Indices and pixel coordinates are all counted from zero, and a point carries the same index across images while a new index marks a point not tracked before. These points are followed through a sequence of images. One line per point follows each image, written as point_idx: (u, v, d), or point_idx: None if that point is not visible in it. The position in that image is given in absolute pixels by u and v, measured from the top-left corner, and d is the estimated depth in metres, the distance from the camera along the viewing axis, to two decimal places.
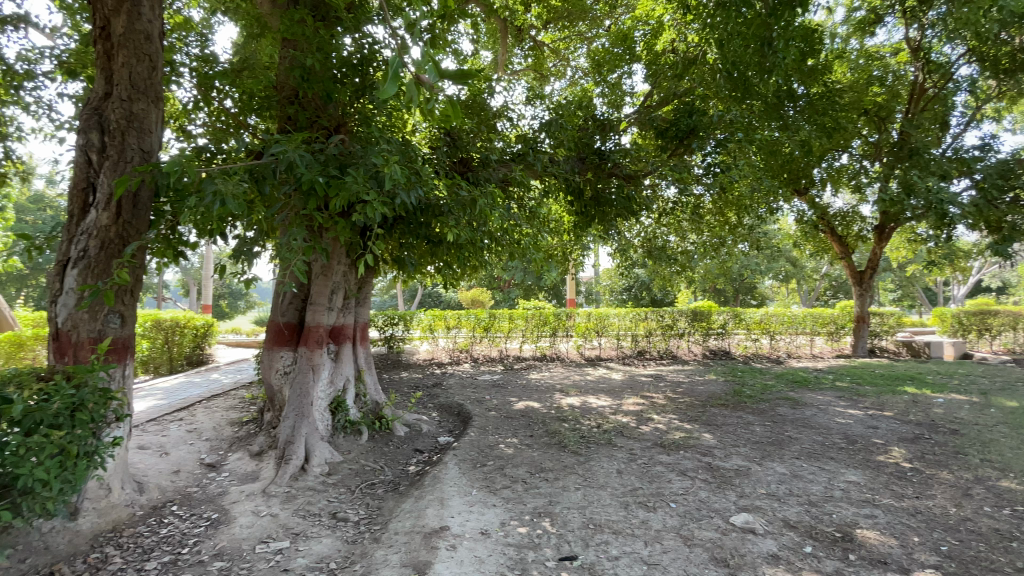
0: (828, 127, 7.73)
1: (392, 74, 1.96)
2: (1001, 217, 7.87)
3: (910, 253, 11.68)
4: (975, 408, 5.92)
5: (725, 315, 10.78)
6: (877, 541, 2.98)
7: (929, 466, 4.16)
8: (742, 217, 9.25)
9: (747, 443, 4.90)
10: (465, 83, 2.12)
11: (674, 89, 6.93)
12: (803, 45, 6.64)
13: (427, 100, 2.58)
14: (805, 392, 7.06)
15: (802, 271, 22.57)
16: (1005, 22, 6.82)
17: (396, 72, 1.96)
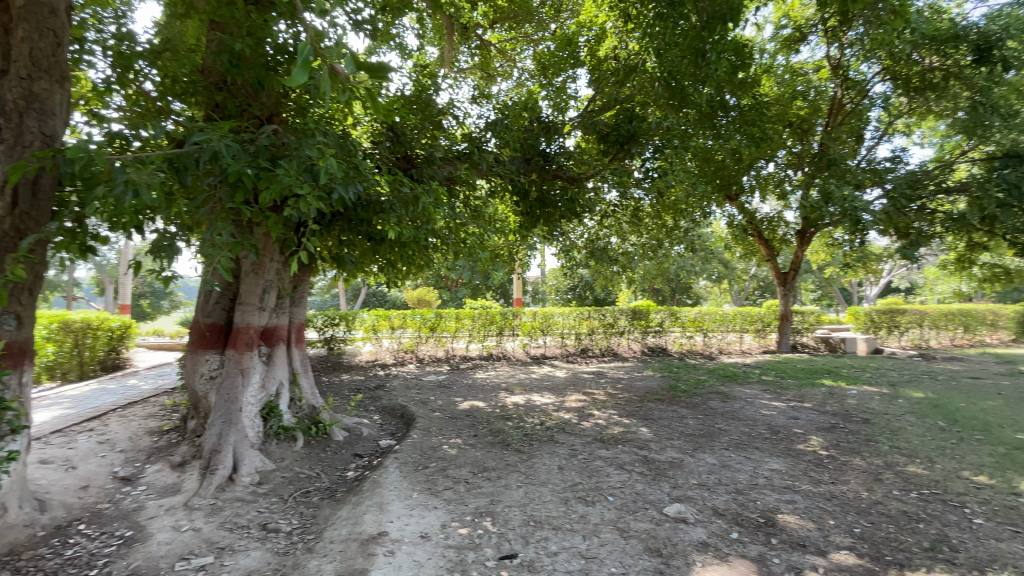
0: (756, 137, 8.23)
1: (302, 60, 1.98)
2: (907, 224, 8.66)
3: (828, 256, 12.69)
4: (885, 399, 6.49)
5: (663, 314, 11.23)
6: (797, 525, 3.19)
7: (843, 453, 4.51)
8: (679, 220, 9.65)
9: (681, 435, 5.12)
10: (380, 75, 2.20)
11: (616, 95, 7.26)
12: (736, 59, 7.09)
13: (347, 91, 2.59)
14: (734, 386, 7.49)
15: (734, 273, 23.97)
16: (916, 42, 7.67)
17: (308, 59, 1.97)
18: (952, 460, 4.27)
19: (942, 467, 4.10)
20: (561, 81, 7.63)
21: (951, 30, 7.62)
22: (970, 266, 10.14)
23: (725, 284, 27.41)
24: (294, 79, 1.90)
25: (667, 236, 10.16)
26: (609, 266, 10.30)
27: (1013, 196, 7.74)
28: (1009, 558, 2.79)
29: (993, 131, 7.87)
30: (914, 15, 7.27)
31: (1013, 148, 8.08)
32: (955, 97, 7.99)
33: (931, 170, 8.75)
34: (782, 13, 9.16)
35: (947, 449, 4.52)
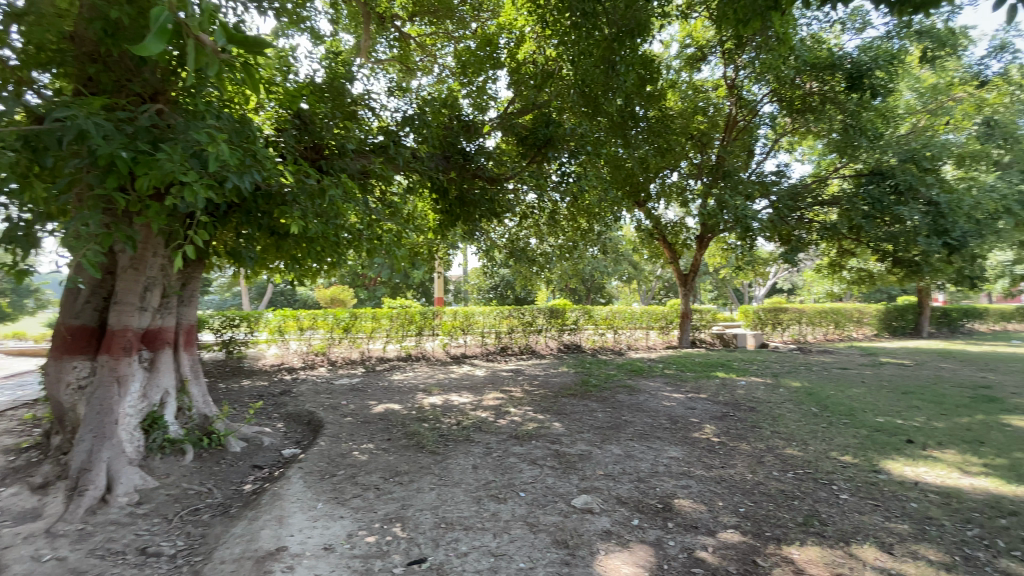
0: (662, 147, 8.84)
1: (157, 27, 1.75)
2: (789, 231, 9.66)
3: (723, 260, 13.94)
4: (768, 388, 7.23)
5: (578, 312, 11.63)
6: (691, 508, 3.43)
7: (732, 439, 4.95)
8: (593, 223, 10.07)
9: (591, 428, 5.33)
10: (258, 53, 2.03)
11: (534, 99, 7.43)
12: (645, 73, 7.58)
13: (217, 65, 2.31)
14: (641, 379, 7.96)
15: (643, 273, 25.49)
16: (799, 68, 8.57)
17: (164, 26, 1.76)
18: (822, 442, 4.82)
19: (814, 449, 4.61)
20: (480, 81, 7.64)
21: (828, 59, 8.55)
22: (840, 271, 11.56)
23: (635, 284, 29.05)
24: (145, 48, 1.69)
25: (583, 238, 10.57)
26: (528, 266, 10.51)
27: (873, 209, 8.88)
28: (867, 528, 3.09)
29: (860, 150, 8.94)
30: (796, 44, 8.16)
31: (876, 166, 9.21)
32: (830, 119, 9.00)
33: (809, 184, 9.92)
34: (686, 33, 9.86)
35: (818, 432, 5.11)
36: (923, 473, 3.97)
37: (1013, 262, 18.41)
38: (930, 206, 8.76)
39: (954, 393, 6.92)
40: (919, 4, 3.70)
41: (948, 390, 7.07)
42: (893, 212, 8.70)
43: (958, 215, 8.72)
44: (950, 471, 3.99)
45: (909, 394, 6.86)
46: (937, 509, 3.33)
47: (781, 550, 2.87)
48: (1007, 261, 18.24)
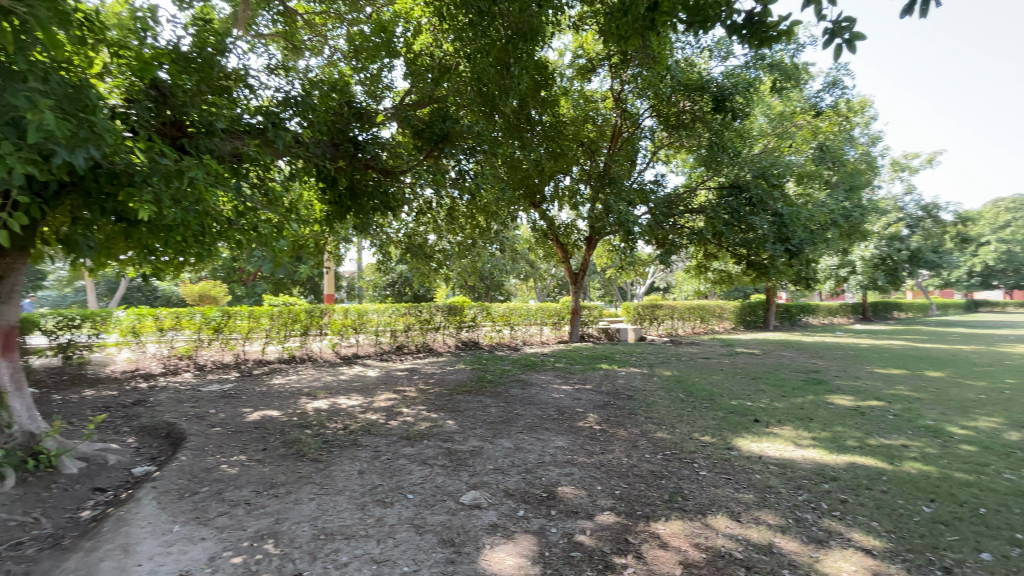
0: (555, 151, 9.22)
1: None
2: (664, 235, 10.66)
3: (609, 260, 14.98)
4: (645, 378, 7.89)
5: (475, 309, 11.70)
6: (572, 495, 3.61)
7: (613, 426, 5.30)
8: (490, 221, 10.20)
9: (483, 424, 5.39)
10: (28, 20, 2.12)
11: (430, 92, 7.22)
12: (538, 77, 8.32)
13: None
14: (533, 373, 8.23)
15: (538, 272, 26.40)
16: (674, 87, 9.43)
17: None
18: (688, 424, 5.35)
19: (681, 432, 5.11)
20: (375, 69, 7.31)
21: (698, 83, 9.47)
22: (705, 272, 13.01)
23: (531, 282, 29.98)
24: None
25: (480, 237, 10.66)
26: (425, 263, 10.24)
27: (732, 218, 10.07)
28: (721, 500, 3.49)
29: (722, 165, 10.11)
30: (672, 65, 8.98)
31: (735, 180, 10.44)
32: (699, 136, 10.08)
33: (681, 194, 11.00)
34: (579, 44, 10.39)
35: (684, 416, 5.68)
36: (766, 448, 4.59)
37: (837, 266, 22.07)
38: (777, 216, 10.11)
39: (791, 377, 8.13)
40: (765, 38, 4.19)
41: (787, 375, 8.27)
42: (748, 221, 9.93)
43: (797, 226, 10.20)
44: (787, 445, 4.65)
45: (758, 379, 7.91)
46: (776, 479, 3.86)
47: (649, 527, 3.12)
48: (832, 266, 21.81)
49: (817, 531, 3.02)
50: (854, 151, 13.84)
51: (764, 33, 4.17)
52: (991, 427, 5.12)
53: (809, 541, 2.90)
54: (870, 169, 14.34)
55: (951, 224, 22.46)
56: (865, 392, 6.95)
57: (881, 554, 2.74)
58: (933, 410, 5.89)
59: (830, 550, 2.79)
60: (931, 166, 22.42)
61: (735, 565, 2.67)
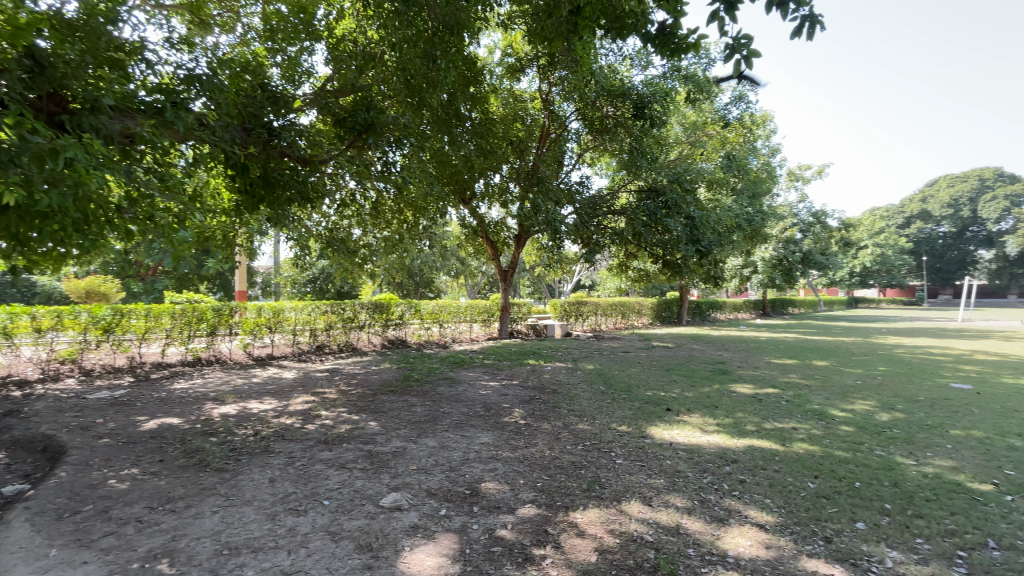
0: (484, 148, 9.20)
1: None
2: (589, 235, 11.04)
3: (537, 258, 15.26)
4: (570, 372, 8.15)
5: (403, 307, 11.42)
6: (494, 490, 3.63)
7: (537, 420, 5.41)
8: (418, 217, 10.01)
9: (407, 424, 5.27)
10: None
11: (353, 80, 6.84)
12: (467, 72, 8.31)
13: None
14: (460, 370, 8.19)
15: (468, 269, 26.34)
16: (598, 92, 9.77)
17: None
18: (607, 415, 5.59)
19: (601, 423, 5.32)
20: (294, 52, 6.88)
21: (620, 89, 9.88)
22: (626, 270, 13.66)
23: (462, 279, 29.85)
24: None
25: (407, 232, 10.43)
26: (348, 258, 9.82)
27: (649, 220, 10.64)
28: (635, 486, 3.67)
29: (642, 169, 10.64)
30: (596, 71, 9.31)
31: (653, 184, 11.05)
32: (621, 141, 10.56)
33: (604, 196, 11.46)
34: (507, 43, 10.48)
35: (604, 407, 5.92)
36: (677, 435, 4.90)
37: (742, 266, 24.09)
38: (689, 219, 10.83)
39: (701, 368, 8.76)
40: (674, 49, 4.46)
41: (697, 366, 8.91)
42: (664, 223, 10.52)
43: (707, 228, 10.97)
44: (696, 432, 5.00)
45: (671, 371, 8.44)
46: (684, 463, 4.13)
47: (568, 517, 3.21)
48: (738, 266, 23.73)
49: (719, 511, 3.27)
50: (757, 160, 15.13)
51: (675, 43, 4.42)
52: (863, 409, 5.82)
53: (712, 520, 3.12)
54: (770, 178, 15.74)
55: (836, 230, 25.28)
56: (763, 380, 7.66)
57: (773, 528, 3.02)
58: (818, 395, 6.61)
59: (730, 528, 3.03)
60: (820, 177, 25.09)
61: (646, 547, 2.82)
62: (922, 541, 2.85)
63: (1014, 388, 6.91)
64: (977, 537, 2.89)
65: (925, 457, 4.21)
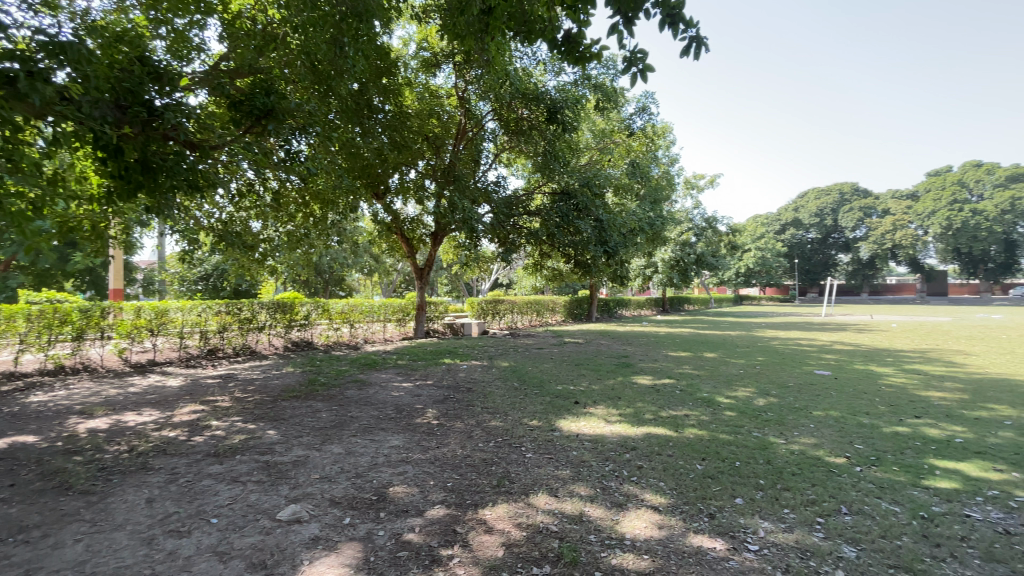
0: (398, 143, 8.94)
1: None
2: (505, 235, 11.18)
3: (454, 257, 15.19)
4: (484, 370, 8.19)
5: (309, 306, 10.73)
6: (403, 494, 3.55)
7: (450, 420, 5.38)
8: (326, 210, 9.47)
9: (310, 431, 4.98)
10: None
11: (251, 62, 6.24)
12: (379, 63, 8.05)
13: None
14: (371, 372, 7.91)
15: (382, 267, 25.54)
16: (513, 94, 9.91)
17: None
18: (518, 411, 5.69)
19: (512, 418, 5.41)
20: (182, 25, 6.21)
21: (533, 93, 10.11)
22: (541, 269, 14.04)
23: (375, 277, 28.89)
24: None
25: (314, 227, 9.88)
26: (245, 253, 9.05)
27: (561, 221, 10.99)
28: (543, 479, 3.78)
29: (555, 172, 10.94)
30: (512, 73, 9.45)
31: (565, 187, 11.40)
32: (535, 143, 10.81)
33: (519, 197, 11.66)
34: (423, 36, 10.32)
35: (517, 403, 6.04)
36: (584, 427, 5.13)
37: (645, 266, 25.77)
38: (598, 222, 11.34)
39: (608, 362, 9.25)
40: (577, 58, 4.65)
41: (604, 360, 9.39)
42: (575, 224, 10.91)
43: (614, 231, 11.58)
44: (600, 423, 5.26)
45: (581, 365, 8.81)
46: (589, 453, 4.33)
47: (477, 514, 3.23)
48: (643, 266, 25.30)
49: (619, 496, 3.47)
50: (659, 169, 16.28)
51: (579, 52, 4.60)
52: (745, 396, 6.49)
53: (612, 506, 3.30)
54: (670, 185, 17.01)
55: (725, 234, 27.94)
56: (662, 372, 8.26)
57: (665, 509, 3.25)
58: (708, 384, 7.26)
59: (628, 512, 3.22)
60: (712, 187, 27.60)
61: (551, 538, 2.91)
62: (789, 511, 3.24)
63: (862, 374, 8.09)
64: (832, 504, 3.33)
65: (793, 436, 4.79)
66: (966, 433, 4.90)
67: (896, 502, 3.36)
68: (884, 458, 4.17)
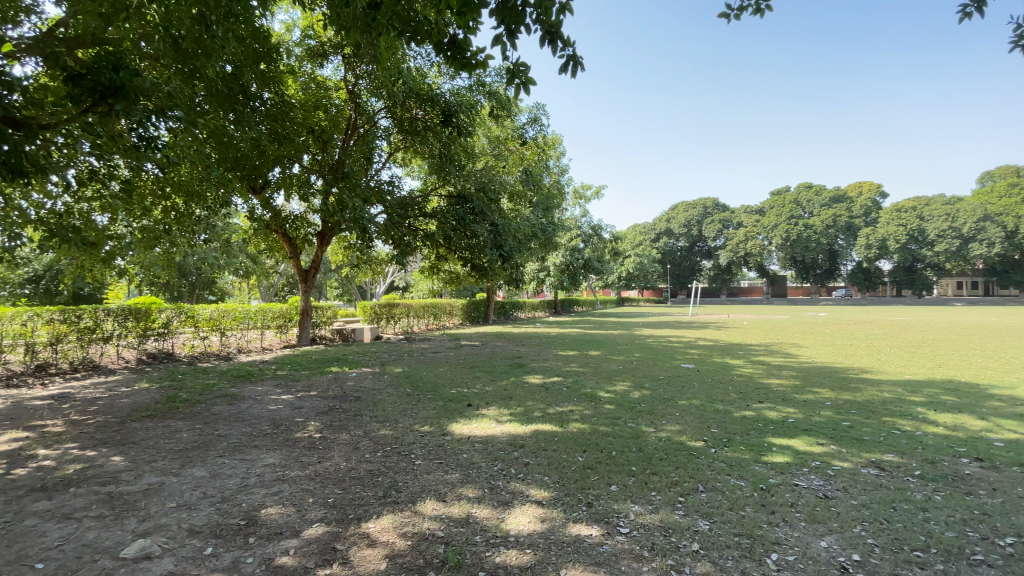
0: (279, 134, 8.27)
1: None
2: (401, 236, 10.83)
3: (344, 258, 14.43)
4: (375, 377, 7.89)
5: (169, 312, 9.45)
6: (277, 515, 3.29)
7: (334, 432, 5.09)
8: (190, 204, 8.42)
9: (167, 454, 4.40)
10: None
11: (95, 30, 5.36)
12: (257, 46, 7.39)
13: None
14: (245, 385, 7.20)
15: (263, 269, 23.47)
16: (406, 93, 9.69)
17: None
18: (409, 418, 5.57)
19: (403, 426, 5.28)
20: None
21: (427, 93, 9.97)
22: (437, 272, 13.88)
23: (254, 279, 26.50)
24: None
25: (175, 223, 8.84)
26: (86, 251, 7.75)
27: (458, 224, 10.94)
28: (431, 485, 3.74)
29: (450, 175, 10.88)
30: (405, 71, 9.24)
31: (461, 191, 11.39)
32: (430, 144, 10.66)
33: (414, 198, 11.41)
34: (308, 24, 9.73)
35: (408, 410, 5.91)
36: (475, 429, 5.17)
37: (538, 270, 26.72)
38: (493, 226, 11.48)
39: (501, 363, 9.42)
40: (463, 63, 4.68)
41: (498, 362, 9.56)
42: (472, 228, 10.93)
43: (509, 235, 11.80)
44: (491, 424, 5.34)
45: (475, 367, 8.88)
46: (478, 455, 4.38)
47: (359, 528, 3.09)
48: (537, 270, 26.18)
49: (505, 495, 3.55)
50: (549, 177, 17.07)
51: (464, 58, 4.64)
52: (623, 390, 7.03)
53: (498, 505, 3.38)
54: (560, 194, 17.86)
55: (610, 241, 30.05)
56: (552, 371, 8.63)
57: (548, 503, 3.40)
58: (593, 380, 7.74)
59: (513, 509, 3.32)
60: (598, 198, 29.59)
61: (436, 543, 2.89)
62: (656, 494, 3.57)
63: (720, 366, 9.17)
64: (691, 484, 3.74)
65: (661, 424, 5.28)
66: (797, 413, 5.81)
67: (742, 477, 3.86)
68: (733, 440, 4.78)
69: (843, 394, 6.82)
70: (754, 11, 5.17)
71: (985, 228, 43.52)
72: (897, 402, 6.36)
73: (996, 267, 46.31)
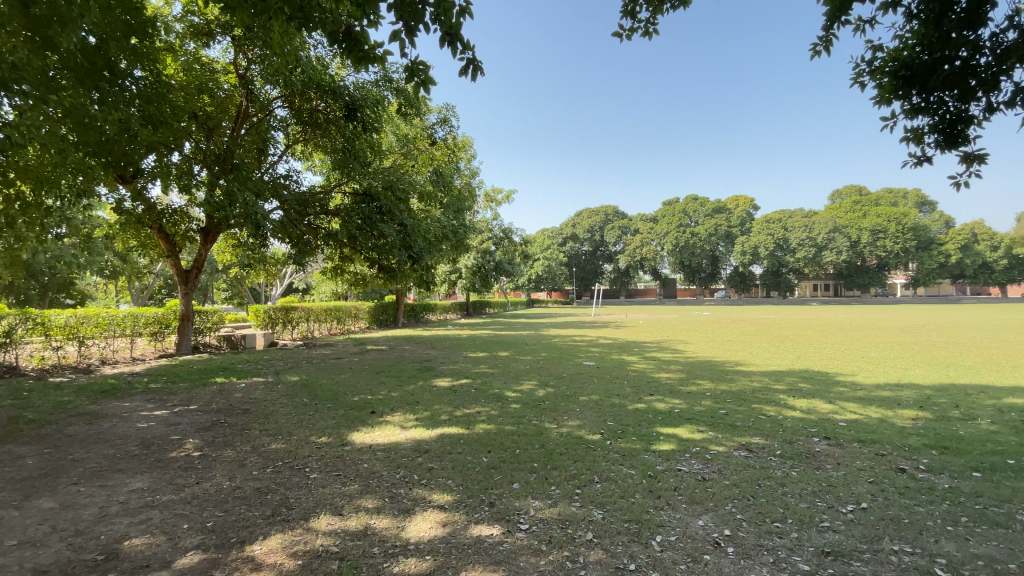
0: (155, 118, 7.32)
1: None
2: (299, 235, 10.14)
3: (234, 257, 13.22)
4: (268, 387, 7.32)
5: (10, 319, 8.11)
6: (144, 546, 2.92)
7: (216, 449, 4.64)
8: (40, 193, 7.16)
9: (4, 485, 3.73)
10: None
11: None
12: (127, 17, 6.51)
13: None
14: (109, 401, 6.32)
15: (135, 269, 20.72)
16: (305, 83, 9.07)
17: None
18: (305, 429, 5.25)
19: (297, 438, 4.96)
20: None
21: (329, 84, 9.41)
22: (340, 274, 13.20)
23: (123, 279, 23.28)
24: None
25: (19, 214, 7.46)
26: None
27: (364, 224, 10.47)
28: (326, 499, 3.55)
29: (354, 172, 10.42)
30: (303, 59, 8.65)
31: (368, 189, 10.95)
32: (333, 138, 10.13)
33: (315, 195, 10.78)
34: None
35: (304, 421, 5.56)
36: (377, 437, 5.00)
37: (449, 272, 26.55)
38: (402, 226, 11.18)
39: (408, 367, 9.21)
40: (360, 57, 4.47)
41: (406, 366, 9.33)
42: (379, 228, 10.52)
43: (418, 237, 11.54)
44: (395, 430, 5.20)
45: (380, 372, 8.59)
46: (380, 463, 4.24)
47: (243, 551, 2.85)
48: (448, 272, 25.93)
49: (407, 502, 3.48)
50: (460, 180, 17.04)
51: (362, 51, 4.45)
52: (529, 389, 7.20)
53: (399, 514, 3.29)
54: (471, 197, 17.90)
55: (519, 244, 30.73)
56: (460, 373, 8.62)
57: (450, 507, 3.39)
58: (500, 381, 7.85)
59: (414, 516, 3.26)
60: (508, 202, 30.10)
61: (330, 560, 2.75)
62: (555, 488, 3.70)
63: (618, 363, 9.75)
64: (588, 476, 3.94)
65: (563, 420, 5.50)
66: (682, 404, 6.35)
67: (632, 466, 4.14)
68: (627, 431, 5.11)
69: (722, 385, 7.58)
70: (642, 33, 5.58)
71: (836, 238, 51.12)
72: (765, 390, 7.22)
73: (843, 272, 54.27)
